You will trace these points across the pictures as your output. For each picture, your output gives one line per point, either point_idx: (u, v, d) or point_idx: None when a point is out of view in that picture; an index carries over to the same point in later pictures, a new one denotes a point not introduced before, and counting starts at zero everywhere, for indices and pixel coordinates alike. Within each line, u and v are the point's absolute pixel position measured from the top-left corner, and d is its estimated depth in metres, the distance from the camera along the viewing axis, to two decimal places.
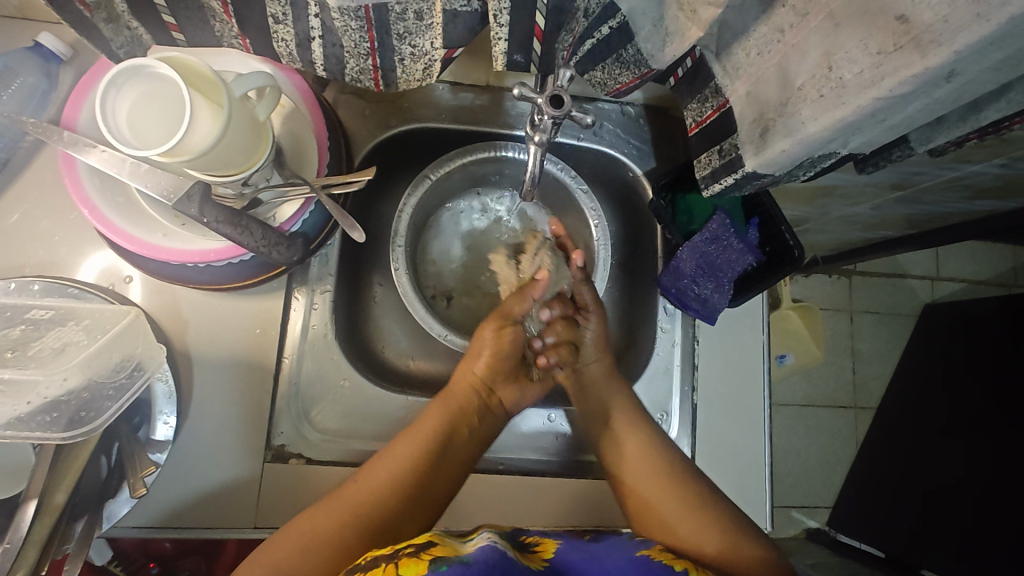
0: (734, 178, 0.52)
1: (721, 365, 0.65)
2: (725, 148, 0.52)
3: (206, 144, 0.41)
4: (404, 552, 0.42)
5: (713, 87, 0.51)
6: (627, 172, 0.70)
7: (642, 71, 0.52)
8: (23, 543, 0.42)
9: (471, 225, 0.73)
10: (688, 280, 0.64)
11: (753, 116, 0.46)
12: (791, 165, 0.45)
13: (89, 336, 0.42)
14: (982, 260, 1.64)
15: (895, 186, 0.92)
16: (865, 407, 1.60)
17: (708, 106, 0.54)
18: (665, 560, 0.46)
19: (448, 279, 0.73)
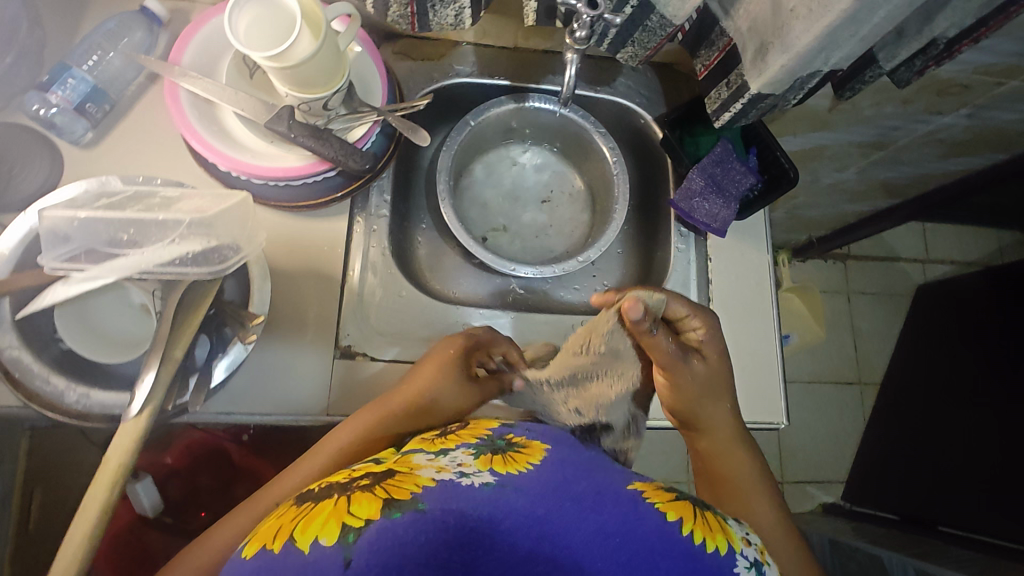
0: (742, 104, 0.63)
1: (730, 275, 0.74)
2: (732, 79, 0.62)
3: (303, 57, 0.51)
4: (359, 485, 0.44)
5: (719, 30, 0.62)
6: (639, 120, 0.80)
7: (669, 31, 0.61)
8: (154, 390, 0.49)
9: (499, 175, 0.86)
10: (698, 198, 0.72)
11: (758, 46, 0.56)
12: (788, 81, 0.57)
13: (215, 199, 0.49)
14: (966, 241, 1.75)
15: (876, 144, 1.03)
16: (870, 383, 1.66)
17: (715, 49, 0.64)
18: (659, 504, 0.46)
19: (482, 223, 0.84)
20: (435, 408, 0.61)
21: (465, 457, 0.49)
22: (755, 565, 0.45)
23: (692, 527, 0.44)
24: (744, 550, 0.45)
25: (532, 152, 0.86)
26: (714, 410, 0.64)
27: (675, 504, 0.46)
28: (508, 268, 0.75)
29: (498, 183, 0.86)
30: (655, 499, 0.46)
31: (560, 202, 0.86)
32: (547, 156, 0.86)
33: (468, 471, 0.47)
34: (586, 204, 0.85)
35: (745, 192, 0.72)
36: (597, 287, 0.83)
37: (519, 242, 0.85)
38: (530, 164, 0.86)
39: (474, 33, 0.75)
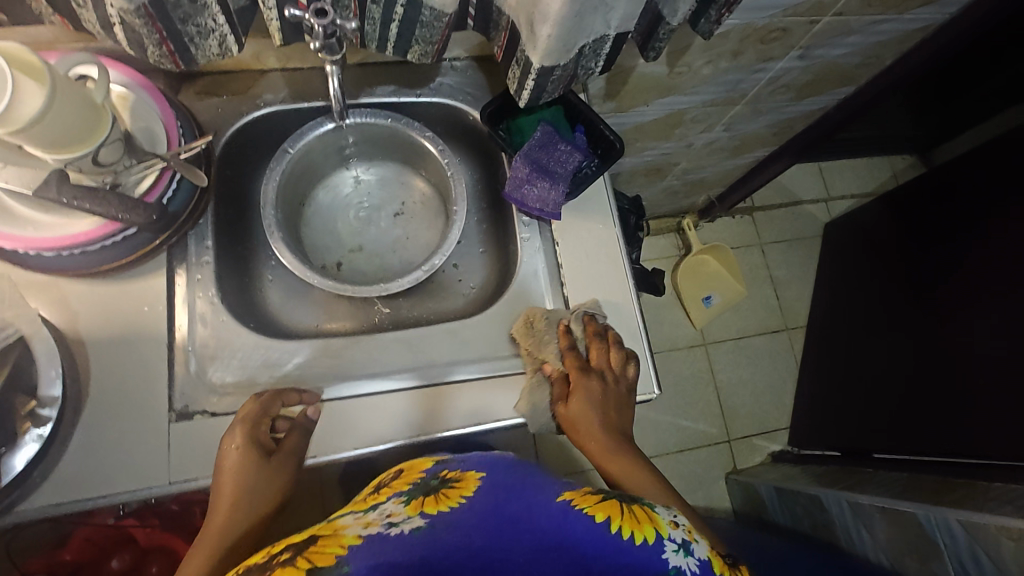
0: (533, 80, 0.63)
1: (578, 253, 0.73)
2: (519, 57, 0.62)
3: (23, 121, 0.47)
4: (279, 560, 0.42)
5: (496, 10, 0.61)
6: (466, 117, 0.78)
7: (444, 23, 0.60)
8: None
9: (345, 198, 0.84)
10: (526, 185, 0.71)
11: (530, 20, 0.56)
12: (565, 49, 0.58)
13: None
14: (862, 175, 1.80)
15: (728, 99, 1.05)
16: (797, 327, 1.69)
17: (501, 29, 0.63)
18: (586, 508, 0.48)
19: (335, 250, 0.82)
20: (259, 496, 0.56)
21: (394, 508, 0.50)
22: (684, 545, 0.47)
23: (620, 523, 0.46)
24: (671, 533, 0.48)
25: (374, 167, 0.84)
26: (578, 405, 0.65)
27: (604, 505, 0.48)
28: (356, 292, 0.72)
29: (348, 207, 0.84)
30: (585, 506, 0.48)
31: (414, 213, 0.84)
32: (392, 169, 0.84)
33: (397, 520, 0.47)
34: (440, 212, 0.84)
35: (575, 169, 0.72)
36: (464, 291, 0.81)
37: (373, 262, 0.82)
38: (376, 180, 0.84)
39: (277, 59, 0.72)
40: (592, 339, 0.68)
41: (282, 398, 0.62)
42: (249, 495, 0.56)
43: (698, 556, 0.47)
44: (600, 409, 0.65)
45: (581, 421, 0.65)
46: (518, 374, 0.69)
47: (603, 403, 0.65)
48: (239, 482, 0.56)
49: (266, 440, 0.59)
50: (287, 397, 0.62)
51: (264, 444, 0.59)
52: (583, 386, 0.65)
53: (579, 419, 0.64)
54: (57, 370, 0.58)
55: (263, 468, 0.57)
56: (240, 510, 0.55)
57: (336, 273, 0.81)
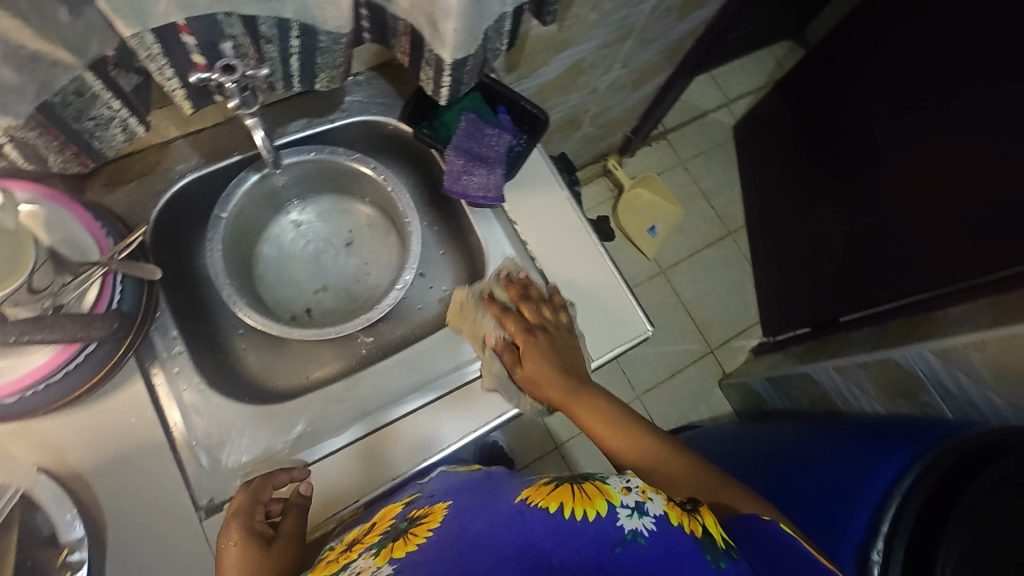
0: (449, 77, 0.63)
1: (539, 225, 0.75)
2: (428, 57, 0.62)
3: None
4: None
5: (391, 18, 0.60)
6: (386, 127, 0.77)
7: (345, 42, 0.59)
8: None
9: (291, 243, 0.82)
10: (464, 175, 0.71)
11: (430, 20, 0.56)
12: (472, 39, 0.58)
13: None
14: (752, 71, 1.90)
15: (620, 37, 1.08)
16: (738, 229, 1.79)
17: (400, 36, 0.63)
18: (541, 503, 0.52)
19: (299, 297, 0.80)
20: None
21: (364, 561, 0.51)
22: (638, 508, 0.50)
23: (571, 506, 0.50)
24: (624, 500, 0.51)
25: (310, 204, 0.82)
26: (590, 406, 0.66)
27: (555, 495, 0.52)
28: (340, 332, 0.71)
29: (298, 252, 0.82)
30: (538, 501, 0.52)
31: (364, 238, 0.83)
32: (328, 202, 0.82)
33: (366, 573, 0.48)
34: (389, 229, 0.83)
35: (506, 150, 0.73)
36: (439, 297, 0.81)
37: (341, 297, 0.81)
38: (315, 218, 0.82)
39: (177, 126, 0.68)
40: (518, 299, 0.69)
41: (272, 482, 0.59)
42: None
43: (654, 511, 0.50)
44: (607, 407, 0.66)
45: (589, 414, 0.66)
46: None
47: (555, 351, 0.67)
48: None
49: (264, 528, 0.58)
50: (277, 481, 0.60)
51: (261, 530, 0.57)
52: (535, 356, 0.66)
53: (540, 377, 0.66)
54: (71, 513, 0.56)
55: (270, 563, 0.56)
56: None
57: (308, 319, 0.80)
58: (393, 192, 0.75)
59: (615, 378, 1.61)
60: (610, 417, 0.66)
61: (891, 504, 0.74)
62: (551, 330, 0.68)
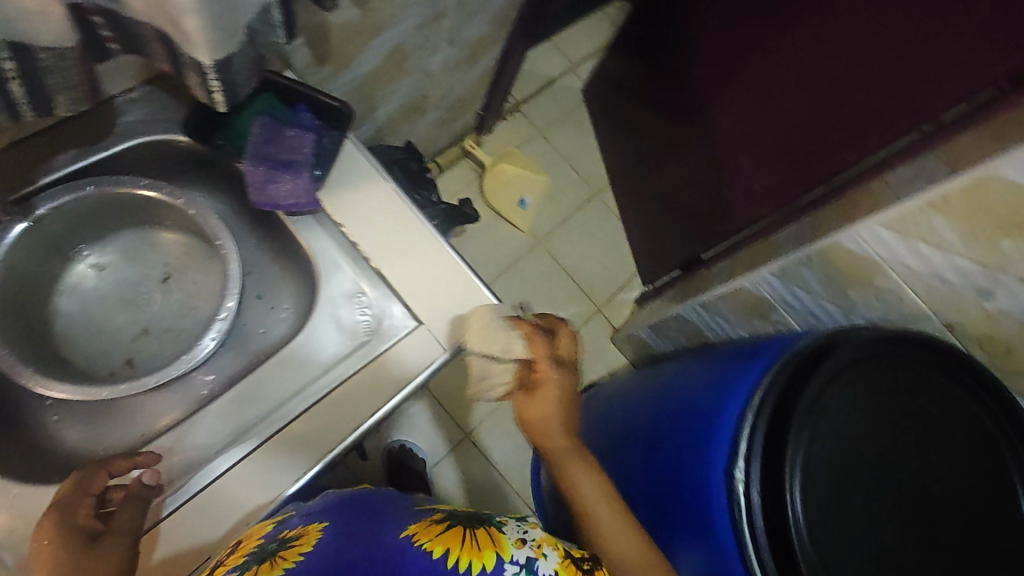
0: (219, 82, 0.57)
1: (367, 220, 0.70)
2: (187, 63, 0.55)
3: None
4: None
5: (131, 25, 0.53)
6: (176, 145, 0.69)
7: (75, 54, 0.52)
8: None
9: (96, 289, 0.73)
10: (268, 185, 0.66)
11: (170, 24, 0.50)
12: (229, 39, 0.53)
13: None
14: (590, 32, 1.94)
15: (436, 14, 1.05)
16: (603, 188, 1.84)
17: (152, 45, 0.56)
18: (427, 543, 0.62)
19: (116, 350, 0.72)
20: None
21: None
22: (526, 565, 0.62)
23: (457, 557, 0.61)
24: (514, 556, 0.62)
25: (108, 242, 0.73)
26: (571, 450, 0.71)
27: (445, 540, 0.62)
28: (161, 379, 0.63)
29: (106, 299, 0.73)
30: (426, 541, 0.62)
31: (182, 270, 0.75)
32: (130, 238, 0.74)
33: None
34: (208, 256, 0.75)
35: (313, 149, 0.68)
36: (280, 316, 0.75)
37: (166, 339, 0.74)
38: (119, 258, 0.74)
39: None
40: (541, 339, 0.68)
41: (108, 468, 0.58)
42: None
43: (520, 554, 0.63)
44: (596, 473, 0.72)
45: (564, 460, 0.72)
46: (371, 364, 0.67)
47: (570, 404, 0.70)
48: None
49: (92, 522, 0.56)
50: (114, 468, 0.58)
51: (87, 523, 0.55)
52: (547, 401, 0.69)
53: (546, 418, 0.69)
54: None
55: (85, 560, 0.53)
56: None
57: (131, 370, 0.72)
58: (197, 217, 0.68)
59: None
60: (580, 464, 0.71)
61: (746, 420, 0.80)
62: (566, 370, 0.70)
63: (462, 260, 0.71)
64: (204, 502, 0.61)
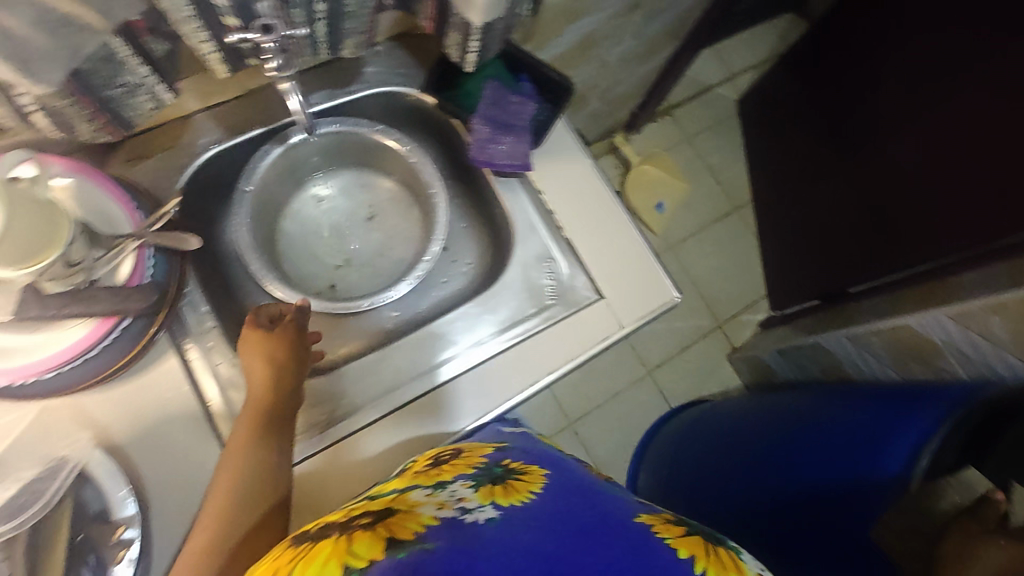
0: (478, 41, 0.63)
1: (565, 193, 0.74)
2: (455, 23, 0.61)
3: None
4: (358, 525, 0.45)
5: None
6: (406, 98, 0.76)
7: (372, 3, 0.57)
8: None
9: (313, 214, 0.81)
10: (491, 143, 0.71)
11: None
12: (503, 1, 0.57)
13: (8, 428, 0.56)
14: (755, 44, 1.88)
15: (633, 6, 1.07)
16: (744, 204, 1.79)
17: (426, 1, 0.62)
18: (672, 541, 0.47)
19: (321, 275, 0.80)
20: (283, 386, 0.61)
21: (464, 489, 0.50)
22: None
23: (704, 564, 0.45)
24: None
25: (329, 172, 0.80)
26: None
27: (690, 544, 0.47)
28: (370, 305, 0.71)
29: (319, 228, 0.82)
30: (667, 537, 0.48)
31: (385, 214, 0.82)
32: (347, 175, 0.82)
33: (472, 504, 0.48)
34: (409, 204, 0.82)
35: (531, 119, 0.72)
36: (463, 270, 0.80)
37: (363, 270, 0.81)
38: (335, 191, 0.82)
39: (196, 98, 0.67)
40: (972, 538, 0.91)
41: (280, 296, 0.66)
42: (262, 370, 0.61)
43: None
44: None
45: None
46: (549, 328, 0.71)
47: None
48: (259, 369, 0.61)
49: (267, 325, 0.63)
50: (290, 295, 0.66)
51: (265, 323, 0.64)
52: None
53: None
54: (125, 491, 0.56)
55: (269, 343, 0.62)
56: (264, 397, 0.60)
57: (333, 294, 0.80)
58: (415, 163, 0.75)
59: (625, 355, 1.62)
60: None
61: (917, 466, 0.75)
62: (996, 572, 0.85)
63: (647, 248, 0.74)
64: (393, 422, 0.66)
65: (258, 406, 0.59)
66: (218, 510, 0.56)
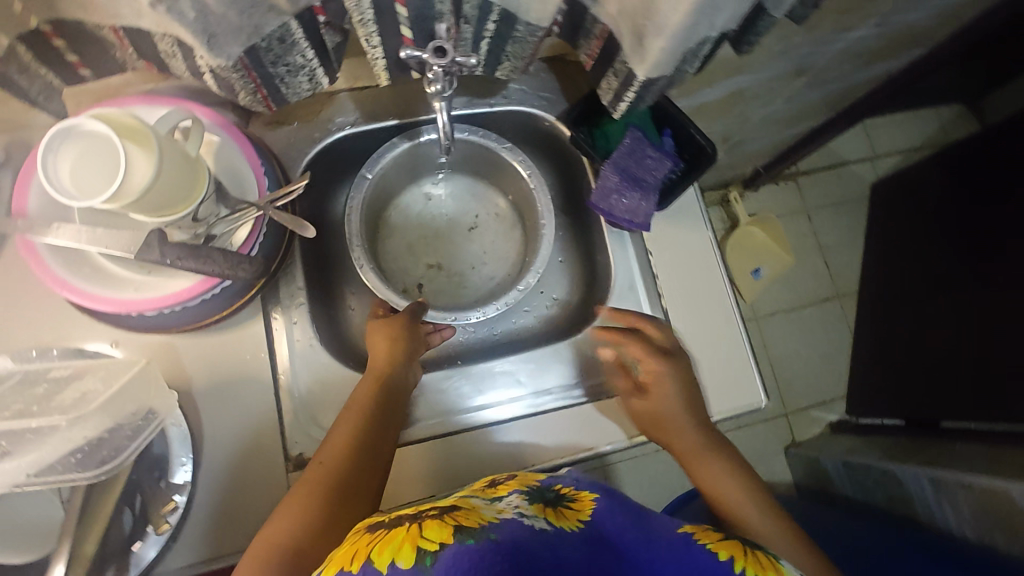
0: (634, 91, 0.60)
1: (675, 263, 0.71)
2: (619, 68, 0.59)
3: (145, 182, 0.45)
4: (427, 515, 0.45)
5: (590, 19, 0.57)
6: (544, 122, 0.74)
7: (541, 33, 0.56)
8: None
9: (419, 213, 0.81)
10: (615, 195, 0.67)
11: (630, 32, 0.54)
12: (674, 62, 0.55)
13: (106, 379, 0.50)
14: (909, 129, 1.73)
15: (795, 72, 1.00)
16: (848, 294, 1.66)
17: (593, 37, 0.60)
18: (710, 545, 0.48)
19: (408, 271, 0.80)
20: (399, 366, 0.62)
21: (519, 500, 0.49)
22: None
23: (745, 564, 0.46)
24: None
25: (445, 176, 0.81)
26: None
27: (728, 544, 0.48)
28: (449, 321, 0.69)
29: (419, 225, 0.81)
30: (707, 542, 0.49)
31: (488, 230, 0.82)
32: (464, 183, 0.82)
33: (528, 513, 0.46)
34: (515, 228, 0.81)
35: (663, 177, 0.68)
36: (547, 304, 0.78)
37: (455, 279, 0.80)
38: (447, 195, 0.82)
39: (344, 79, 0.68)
40: None
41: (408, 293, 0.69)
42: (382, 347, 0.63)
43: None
44: None
45: None
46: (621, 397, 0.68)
47: None
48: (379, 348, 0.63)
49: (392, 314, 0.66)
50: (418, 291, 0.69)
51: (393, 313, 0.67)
52: None
53: None
54: (186, 458, 0.58)
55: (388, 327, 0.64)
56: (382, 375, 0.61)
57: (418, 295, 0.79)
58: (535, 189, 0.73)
59: None
60: None
61: None
62: None
63: (745, 343, 0.69)
64: (444, 447, 0.65)
65: (374, 381, 0.60)
66: (320, 469, 0.54)
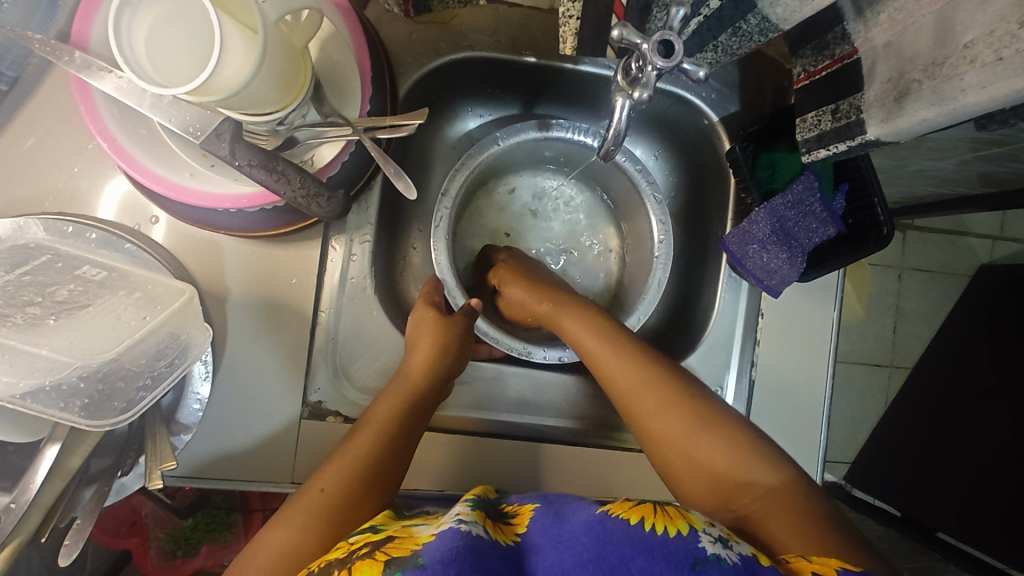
0: (847, 145, 0.46)
1: (784, 338, 0.61)
2: (843, 108, 0.46)
3: (230, 80, 0.35)
4: (359, 553, 0.40)
5: (839, 33, 0.46)
6: (702, 120, 0.62)
7: (769, 37, 0.44)
8: (37, 507, 0.40)
9: (514, 205, 0.71)
10: (756, 246, 0.58)
11: (888, 75, 0.41)
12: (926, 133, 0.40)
13: (137, 309, 0.44)
14: None
15: None
16: None
17: (826, 56, 0.48)
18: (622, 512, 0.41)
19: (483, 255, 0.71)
20: (438, 376, 0.55)
21: (463, 507, 0.44)
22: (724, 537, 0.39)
23: (654, 521, 0.40)
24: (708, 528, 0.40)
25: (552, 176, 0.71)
26: None
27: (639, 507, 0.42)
28: (507, 348, 0.62)
29: (514, 219, 0.71)
30: (619, 511, 0.42)
31: (586, 257, 0.71)
32: (585, 198, 0.71)
33: (468, 518, 0.42)
34: (615, 263, 0.71)
35: (816, 244, 0.57)
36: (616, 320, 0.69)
37: None
38: (559, 202, 0.71)
39: None
40: None
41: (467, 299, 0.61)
42: (427, 348, 0.55)
43: (741, 550, 0.39)
44: None
45: None
46: None
47: None
48: (425, 349, 0.55)
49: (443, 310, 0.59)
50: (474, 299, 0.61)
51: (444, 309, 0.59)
52: None
53: None
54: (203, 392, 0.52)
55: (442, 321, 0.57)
56: (422, 382, 0.54)
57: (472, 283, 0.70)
58: (657, 238, 0.62)
59: None
60: None
61: None
62: None
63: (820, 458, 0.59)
64: (466, 441, 0.60)
65: (415, 385, 0.54)
66: (324, 496, 0.45)
